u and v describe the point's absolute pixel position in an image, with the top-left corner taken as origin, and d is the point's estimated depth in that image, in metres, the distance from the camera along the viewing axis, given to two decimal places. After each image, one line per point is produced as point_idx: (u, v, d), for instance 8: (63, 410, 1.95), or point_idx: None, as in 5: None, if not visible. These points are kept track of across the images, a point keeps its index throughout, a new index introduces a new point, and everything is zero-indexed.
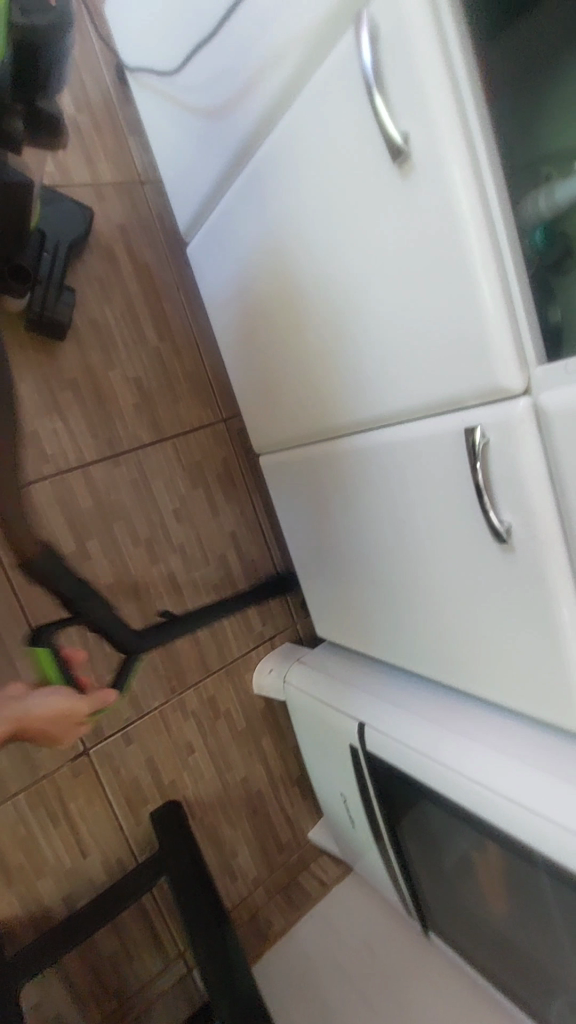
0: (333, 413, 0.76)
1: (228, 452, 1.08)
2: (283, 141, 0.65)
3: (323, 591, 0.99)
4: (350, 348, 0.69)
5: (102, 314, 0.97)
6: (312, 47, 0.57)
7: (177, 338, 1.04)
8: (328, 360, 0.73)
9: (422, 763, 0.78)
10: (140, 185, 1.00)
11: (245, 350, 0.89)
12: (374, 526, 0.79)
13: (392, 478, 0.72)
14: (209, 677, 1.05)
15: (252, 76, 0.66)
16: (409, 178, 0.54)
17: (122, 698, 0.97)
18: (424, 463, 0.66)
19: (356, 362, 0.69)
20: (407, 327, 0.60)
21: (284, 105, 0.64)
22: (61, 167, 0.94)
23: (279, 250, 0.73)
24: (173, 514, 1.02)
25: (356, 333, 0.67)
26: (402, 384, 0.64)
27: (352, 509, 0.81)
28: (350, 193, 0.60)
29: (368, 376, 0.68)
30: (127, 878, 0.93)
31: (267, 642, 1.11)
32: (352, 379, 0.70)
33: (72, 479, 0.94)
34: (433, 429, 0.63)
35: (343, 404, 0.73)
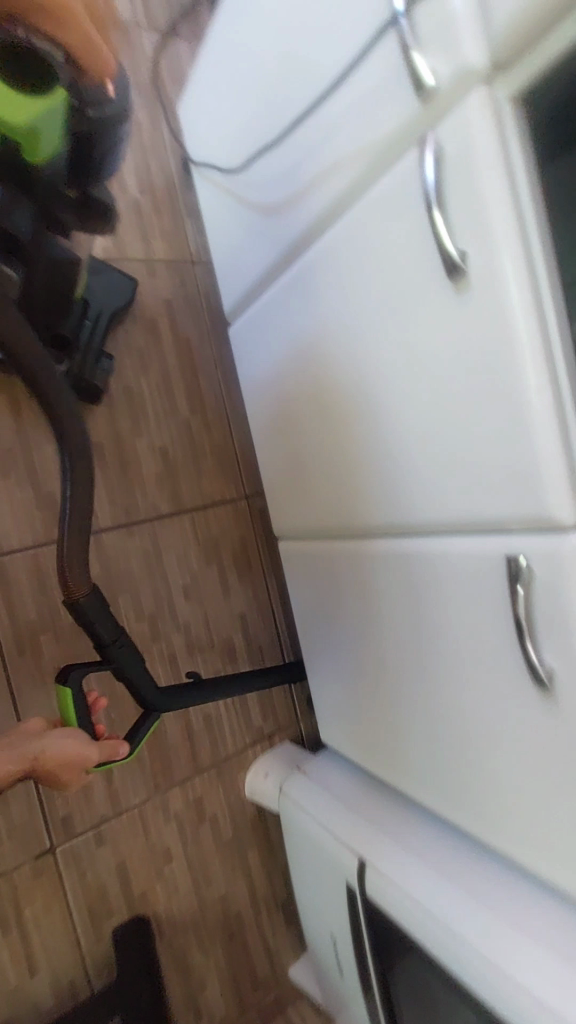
0: (363, 512, 0.71)
1: (247, 532, 1.04)
2: (336, 243, 0.65)
3: (333, 694, 0.91)
4: (386, 450, 0.65)
5: (138, 384, 0.97)
6: (373, 159, 0.58)
7: (209, 412, 1.02)
8: (362, 459, 0.69)
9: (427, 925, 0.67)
10: (191, 265, 1.03)
11: (277, 433, 0.87)
12: (395, 637, 0.73)
13: (421, 591, 0.66)
14: (198, 775, 0.96)
15: (311, 180, 0.66)
16: (463, 293, 0.51)
17: (101, 790, 0.89)
18: (458, 581, 0.60)
19: (393, 465, 0.65)
20: (451, 440, 0.57)
21: (340, 209, 0.65)
22: (117, 244, 0.97)
23: (322, 345, 0.72)
24: (182, 592, 0.97)
25: (395, 436, 0.64)
26: (439, 495, 0.59)
27: (373, 615, 0.76)
28: (400, 299, 0.59)
29: (403, 481, 0.64)
30: (77, 1010, 0.81)
31: (266, 740, 1.03)
32: (386, 482, 0.66)
33: (83, 547, 0.90)
34: (472, 548, 0.58)
35: (375, 505, 0.69)
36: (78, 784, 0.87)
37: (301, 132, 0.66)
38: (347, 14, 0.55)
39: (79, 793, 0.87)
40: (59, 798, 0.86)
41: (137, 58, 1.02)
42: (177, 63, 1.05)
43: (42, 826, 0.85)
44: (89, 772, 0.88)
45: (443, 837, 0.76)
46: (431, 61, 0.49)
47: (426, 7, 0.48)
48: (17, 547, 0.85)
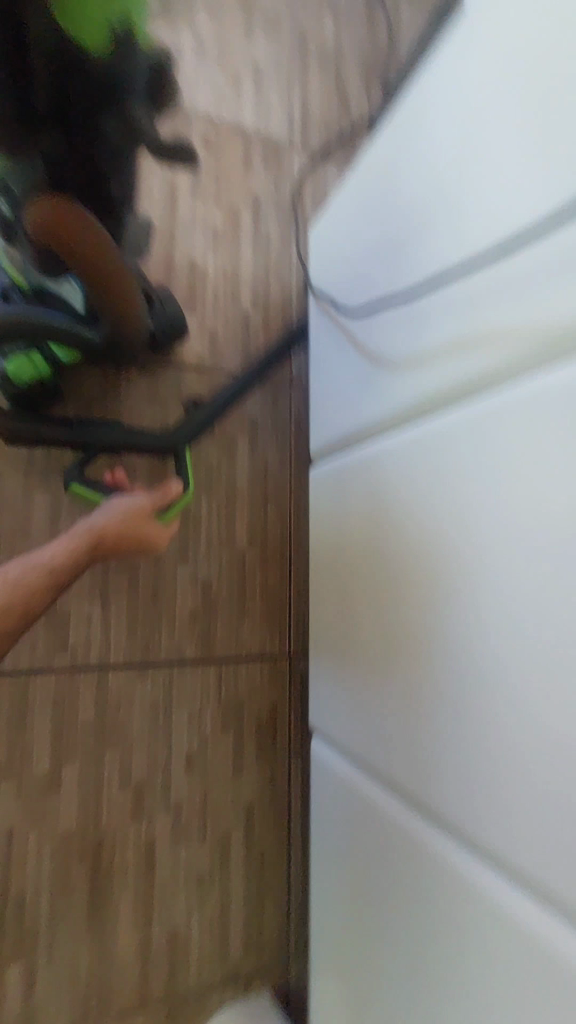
0: (434, 785, 0.53)
1: (279, 701, 0.85)
2: (460, 435, 0.51)
3: (343, 972, 0.68)
4: (484, 712, 0.47)
5: (197, 503, 0.85)
6: (535, 345, 0.44)
7: (269, 548, 0.88)
8: (444, 717, 0.52)
9: None
10: (288, 385, 0.93)
11: (343, 611, 0.71)
12: (447, 976, 0.50)
13: (502, 954, 0.45)
14: (142, 1011, 0.74)
15: (444, 340, 0.54)
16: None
17: (14, 1004, 0.69)
18: (559, 980, 0.41)
19: (483, 752, 0.48)
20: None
21: (475, 389, 0.51)
22: (213, 354, 0.89)
23: (419, 543, 0.57)
24: (183, 761, 0.79)
25: (493, 718, 0.47)
26: (564, 844, 0.40)
27: (420, 918, 0.54)
28: (537, 544, 0.43)
29: (495, 781, 0.46)
30: None
31: (240, 983, 0.79)
32: (469, 770, 0.49)
33: (82, 683, 0.76)
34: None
35: (450, 787, 0.51)
36: None
37: (440, 289, 0.55)
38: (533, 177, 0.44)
39: None
40: None
41: (284, 178, 0.98)
42: (323, 186, 1.01)
43: None
44: (7, 975, 0.69)
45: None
46: None
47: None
48: (9, 669, 0.73)
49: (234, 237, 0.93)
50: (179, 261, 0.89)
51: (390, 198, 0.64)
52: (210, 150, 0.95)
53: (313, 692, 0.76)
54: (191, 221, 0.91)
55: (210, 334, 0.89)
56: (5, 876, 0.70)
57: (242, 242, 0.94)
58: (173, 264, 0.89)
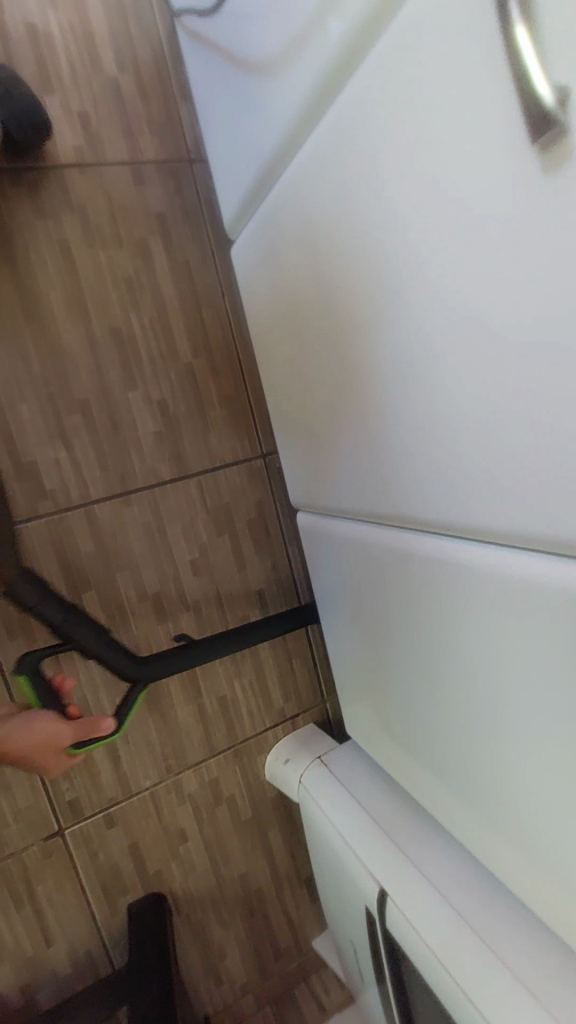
0: (399, 500, 0.58)
1: (264, 495, 0.90)
2: (363, 118, 0.46)
3: (363, 683, 0.81)
4: (429, 412, 0.50)
5: (128, 321, 0.80)
6: None
7: (216, 353, 0.86)
8: (398, 436, 0.55)
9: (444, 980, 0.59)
10: (188, 163, 0.82)
11: (294, 384, 0.71)
12: (438, 648, 0.60)
13: (474, 612, 0.53)
14: (213, 757, 0.90)
15: (322, 4, 0.46)
16: (555, 175, 0.33)
17: (108, 775, 0.84)
18: (520, 606, 0.47)
19: (435, 455, 0.51)
20: (520, 425, 0.42)
21: (364, 53, 0.45)
22: (93, 142, 0.77)
23: (345, 273, 0.54)
24: (189, 565, 0.86)
25: (439, 412, 0.49)
26: (508, 498, 0.45)
27: (410, 616, 0.63)
28: (453, 210, 0.41)
29: (448, 468, 0.50)
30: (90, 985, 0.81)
31: (288, 722, 0.95)
32: (425, 469, 0.53)
33: (73, 520, 0.79)
34: (535, 579, 0.45)
35: (414, 495, 0.55)
36: (83, 769, 0.83)
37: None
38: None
39: (85, 777, 0.83)
40: (63, 782, 0.82)
41: None
42: None
43: (48, 809, 0.81)
44: (94, 756, 0.83)
45: (475, 869, 0.66)
46: None
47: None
48: None
49: None
50: (13, 27, 0.73)
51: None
52: None
53: (288, 471, 0.80)
54: None
55: (81, 119, 0.77)
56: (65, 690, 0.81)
57: None
58: (7, 33, 0.73)
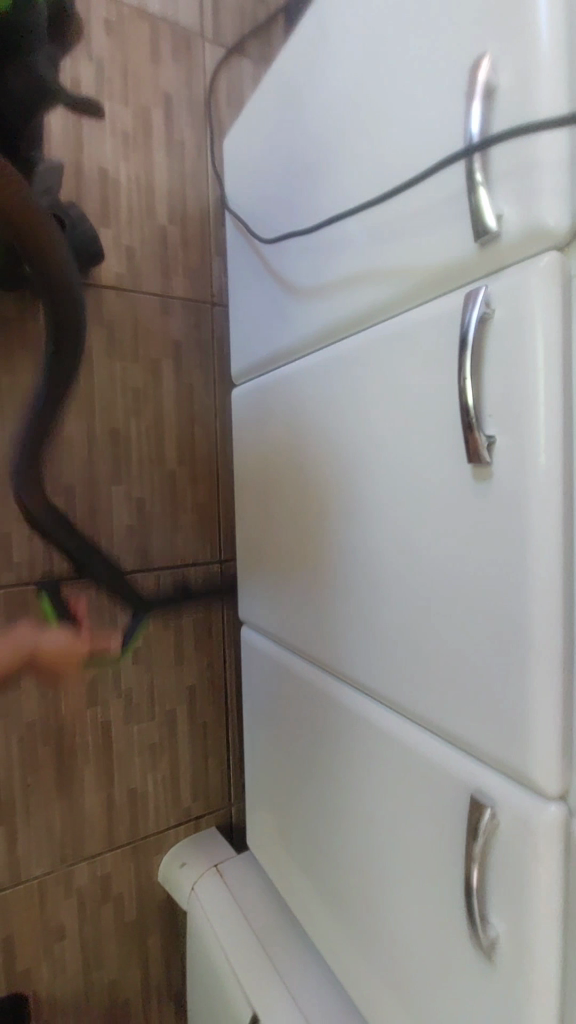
0: (331, 650, 0.66)
1: (212, 601, 0.97)
2: (352, 366, 0.60)
3: (264, 796, 0.85)
4: (359, 595, 0.60)
5: (126, 425, 0.89)
6: (410, 284, 0.52)
7: (198, 467, 0.95)
8: (343, 602, 0.63)
9: None
10: (210, 306, 0.96)
11: (263, 516, 0.81)
12: (338, 786, 0.67)
13: (361, 755, 0.62)
14: (111, 851, 0.90)
15: (341, 274, 0.60)
16: (478, 483, 0.45)
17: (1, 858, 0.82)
18: (394, 762, 0.56)
19: (360, 626, 0.60)
20: (426, 633, 0.51)
21: (364, 323, 0.59)
22: (133, 271, 0.89)
23: (328, 459, 0.66)
24: (130, 653, 0.91)
25: (375, 601, 0.58)
26: (403, 680, 0.54)
27: (321, 750, 0.70)
28: (403, 458, 0.53)
29: (372, 639, 0.58)
30: None
31: (191, 823, 0.96)
32: (358, 637, 0.61)
33: (30, 596, 0.82)
34: (420, 742, 0.53)
35: (345, 649, 0.63)
36: None
37: (339, 225, 0.60)
38: (415, 122, 0.49)
39: None
40: None
41: (195, 72, 0.93)
42: (237, 86, 0.98)
43: None
44: None
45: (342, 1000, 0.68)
46: (498, 205, 0.43)
47: (509, 143, 0.41)
48: None
49: (146, 141, 0.89)
50: (88, 168, 0.85)
51: (298, 125, 0.67)
52: (112, 33, 0.86)
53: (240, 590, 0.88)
54: (99, 121, 0.86)
55: (128, 251, 0.88)
56: None
57: (154, 147, 0.90)
58: (82, 171, 0.85)
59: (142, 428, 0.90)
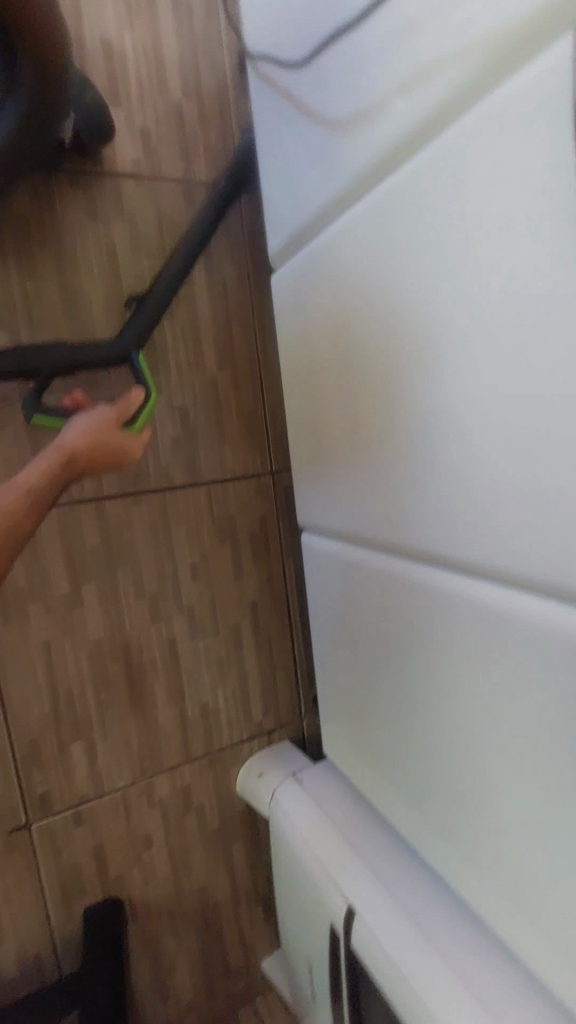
0: (398, 531, 0.59)
1: (268, 515, 0.93)
2: (405, 192, 0.52)
3: (337, 700, 0.82)
4: (425, 456, 0.54)
5: (160, 329, 0.83)
6: (480, 60, 0.43)
7: (240, 371, 0.89)
8: (406, 471, 0.57)
9: (397, 985, 0.60)
10: (236, 192, 0.88)
11: (310, 404, 0.74)
12: (416, 673, 0.63)
13: (441, 632, 0.57)
14: (189, 764, 0.90)
15: (388, 87, 0.51)
16: None
17: (83, 772, 0.83)
18: (483, 630, 0.51)
19: (431, 490, 0.54)
20: (527, 477, 0.44)
21: (424, 137, 0.50)
22: (151, 159, 0.82)
23: (378, 314, 0.58)
24: (189, 571, 0.88)
25: (453, 462, 0.51)
26: (491, 537, 0.48)
27: (394, 639, 0.65)
28: (479, 280, 0.45)
29: (448, 503, 0.52)
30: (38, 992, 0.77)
31: (264, 736, 0.96)
32: (431, 509, 0.54)
33: (82, 514, 0.80)
34: (516, 603, 0.47)
35: (416, 526, 0.56)
36: (59, 765, 0.81)
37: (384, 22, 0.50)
38: None
39: (59, 774, 0.81)
40: (37, 776, 0.80)
41: None
42: None
43: (17, 803, 0.79)
44: (72, 749, 0.82)
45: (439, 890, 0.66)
46: None
47: None
48: None
49: (150, 5, 0.80)
50: (91, 41, 0.77)
51: None
52: None
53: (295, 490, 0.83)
54: None
55: (143, 136, 0.81)
56: (51, 678, 0.80)
57: (160, 11, 0.81)
58: (85, 46, 0.77)
59: (178, 332, 0.84)
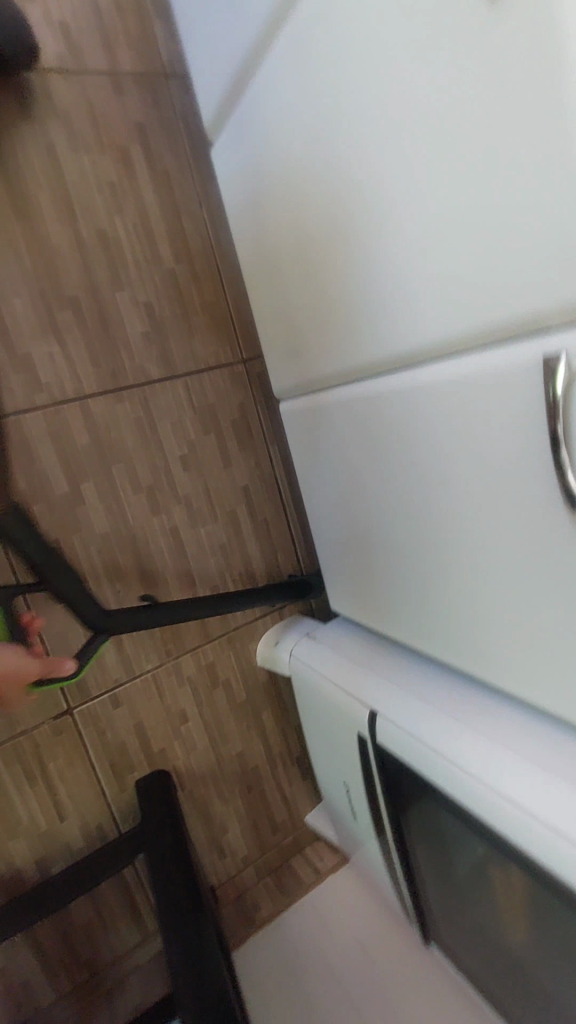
0: (372, 346, 0.63)
1: (245, 401, 0.96)
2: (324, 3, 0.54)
3: (338, 550, 0.88)
4: (384, 268, 0.58)
5: (112, 225, 0.85)
6: None
7: (197, 261, 0.91)
8: (368, 291, 0.61)
9: (417, 752, 0.66)
10: (164, 79, 0.88)
11: (277, 263, 0.78)
12: (401, 484, 0.68)
13: (418, 428, 0.61)
14: (209, 642, 0.97)
15: None
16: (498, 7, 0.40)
17: (112, 657, 0.89)
18: (450, 404, 0.56)
19: (393, 296, 0.58)
20: (466, 236, 0.48)
21: None
22: (73, 51, 0.82)
23: (326, 145, 0.61)
24: (180, 462, 0.92)
25: (409, 257, 0.54)
26: (445, 312, 0.52)
27: (378, 461, 0.70)
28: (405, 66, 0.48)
29: (408, 301, 0.56)
30: (100, 853, 0.84)
31: (276, 612, 1.02)
32: (397, 308, 0.58)
33: (68, 414, 0.83)
34: (473, 362, 0.52)
35: (387, 333, 0.60)
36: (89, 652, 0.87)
37: None
38: None
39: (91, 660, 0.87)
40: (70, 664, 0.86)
41: None
42: None
43: (56, 690, 0.85)
44: (98, 638, 0.88)
45: (450, 682, 0.73)
46: None
47: None
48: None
49: None
50: None
51: None
52: None
53: (271, 357, 0.86)
54: None
55: (62, 28, 0.81)
56: None
57: None
58: None
59: (130, 227, 0.86)
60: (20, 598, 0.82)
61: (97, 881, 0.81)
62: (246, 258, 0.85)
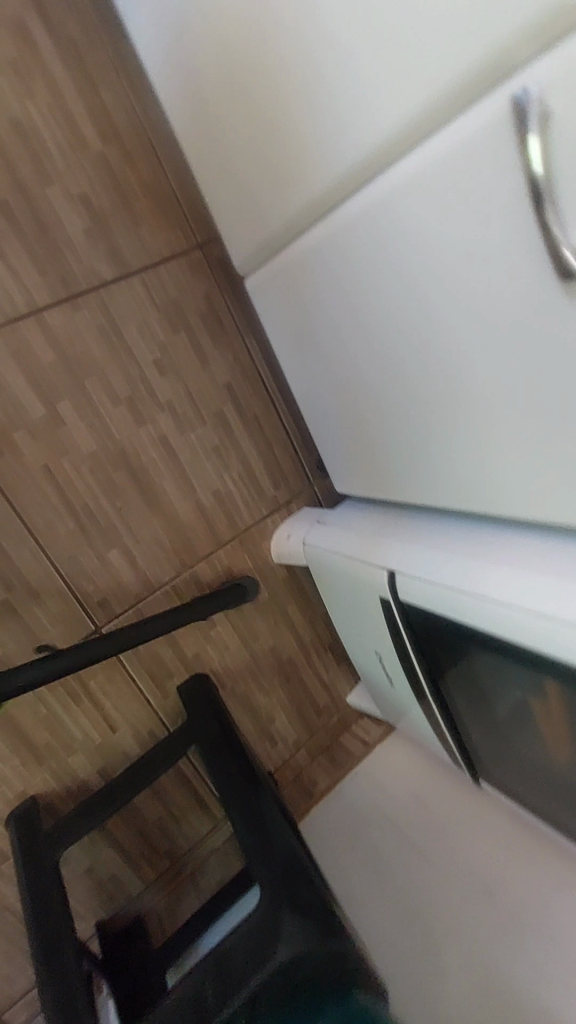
0: (333, 164, 0.57)
1: (211, 289, 0.90)
2: None
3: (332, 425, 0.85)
4: (332, 65, 0.52)
5: (25, 110, 0.76)
6: None
7: (128, 139, 0.83)
8: (319, 102, 0.55)
9: (440, 594, 0.67)
10: None
11: (211, 109, 0.71)
12: (384, 324, 0.64)
13: (392, 248, 0.57)
14: (222, 545, 0.96)
15: None
16: None
17: (128, 574, 0.89)
18: (423, 204, 0.51)
19: (346, 97, 0.52)
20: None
21: None
22: None
23: None
24: (155, 366, 0.88)
25: (360, 37, 0.48)
26: (408, 90, 0.47)
27: (357, 306, 0.66)
28: None
29: (364, 95, 0.50)
30: (151, 752, 0.87)
31: (283, 507, 1.01)
32: (352, 108, 0.52)
33: (26, 331, 0.79)
34: (442, 141, 0.46)
35: (346, 141, 0.54)
36: (104, 572, 0.88)
37: None
38: None
39: (108, 579, 0.88)
40: (89, 585, 0.87)
41: None
42: None
43: (80, 612, 0.86)
44: (111, 557, 0.88)
45: (465, 526, 0.72)
46: None
47: None
48: None
49: None
50: None
51: None
52: None
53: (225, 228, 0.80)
54: None
55: None
56: (64, 498, 0.84)
57: None
58: None
59: (46, 109, 0.77)
60: (23, 528, 0.81)
61: (153, 776, 0.85)
62: (178, 118, 0.77)
